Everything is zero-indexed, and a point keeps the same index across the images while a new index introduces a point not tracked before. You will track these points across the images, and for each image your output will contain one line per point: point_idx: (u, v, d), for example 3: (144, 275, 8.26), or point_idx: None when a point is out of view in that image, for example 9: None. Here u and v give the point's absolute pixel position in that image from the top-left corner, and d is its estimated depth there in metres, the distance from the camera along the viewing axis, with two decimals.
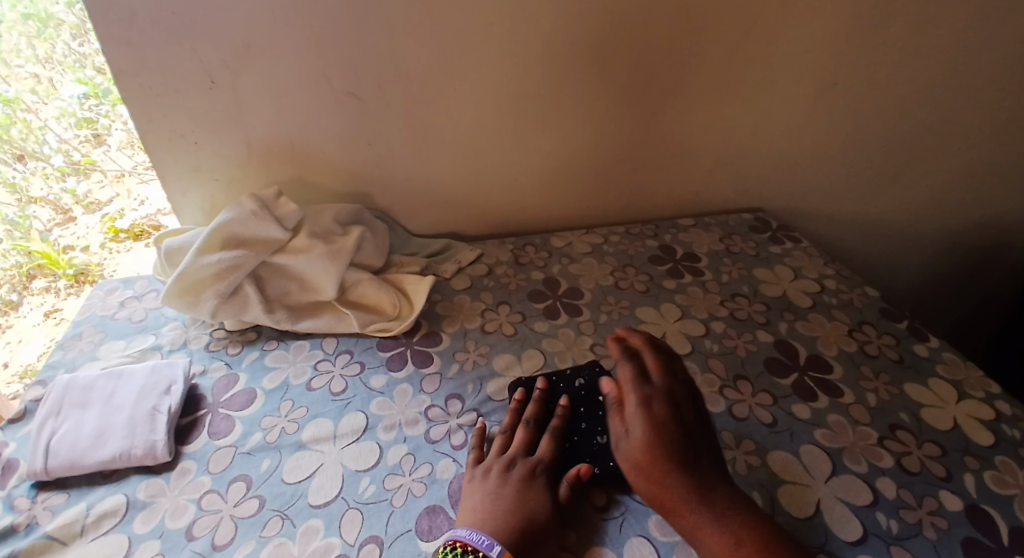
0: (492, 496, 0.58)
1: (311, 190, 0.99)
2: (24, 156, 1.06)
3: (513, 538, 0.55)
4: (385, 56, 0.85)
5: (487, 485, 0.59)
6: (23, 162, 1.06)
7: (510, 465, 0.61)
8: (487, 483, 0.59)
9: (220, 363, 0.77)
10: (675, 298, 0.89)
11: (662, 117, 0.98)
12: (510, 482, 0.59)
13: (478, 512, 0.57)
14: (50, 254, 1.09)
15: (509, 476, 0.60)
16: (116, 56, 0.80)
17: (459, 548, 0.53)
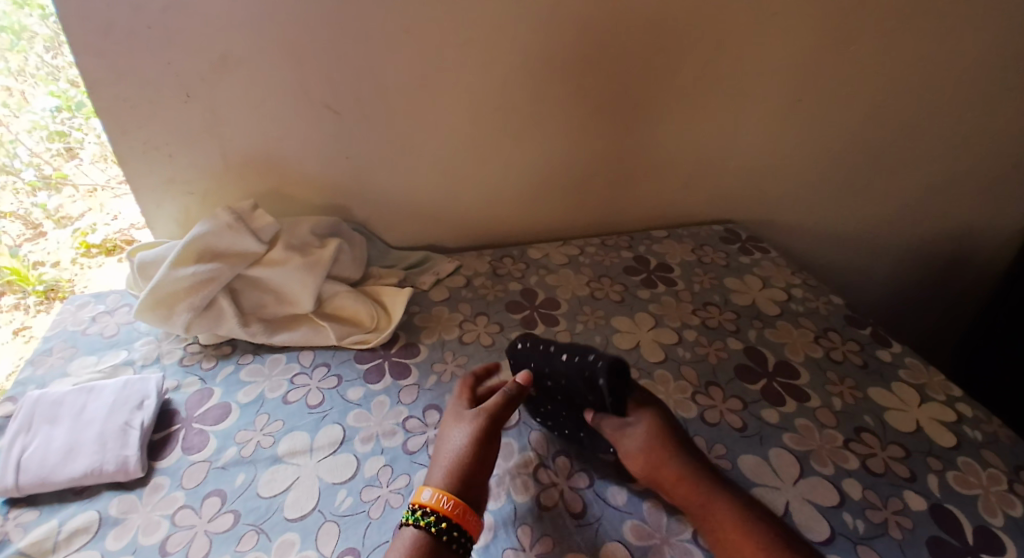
0: (456, 451, 0.61)
1: (288, 203, 0.99)
2: None
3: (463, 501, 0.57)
4: (362, 71, 0.87)
5: (453, 442, 0.62)
6: None
7: (474, 419, 0.63)
8: (453, 440, 0.62)
9: (194, 378, 0.76)
10: (649, 307, 0.91)
11: (635, 131, 1.01)
12: (473, 433, 0.62)
13: (443, 470, 0.60)
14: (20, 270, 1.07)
15: (472, 428, 0.62)
16: (90, 68, 0.80)
17: (422, 511, 0.56)
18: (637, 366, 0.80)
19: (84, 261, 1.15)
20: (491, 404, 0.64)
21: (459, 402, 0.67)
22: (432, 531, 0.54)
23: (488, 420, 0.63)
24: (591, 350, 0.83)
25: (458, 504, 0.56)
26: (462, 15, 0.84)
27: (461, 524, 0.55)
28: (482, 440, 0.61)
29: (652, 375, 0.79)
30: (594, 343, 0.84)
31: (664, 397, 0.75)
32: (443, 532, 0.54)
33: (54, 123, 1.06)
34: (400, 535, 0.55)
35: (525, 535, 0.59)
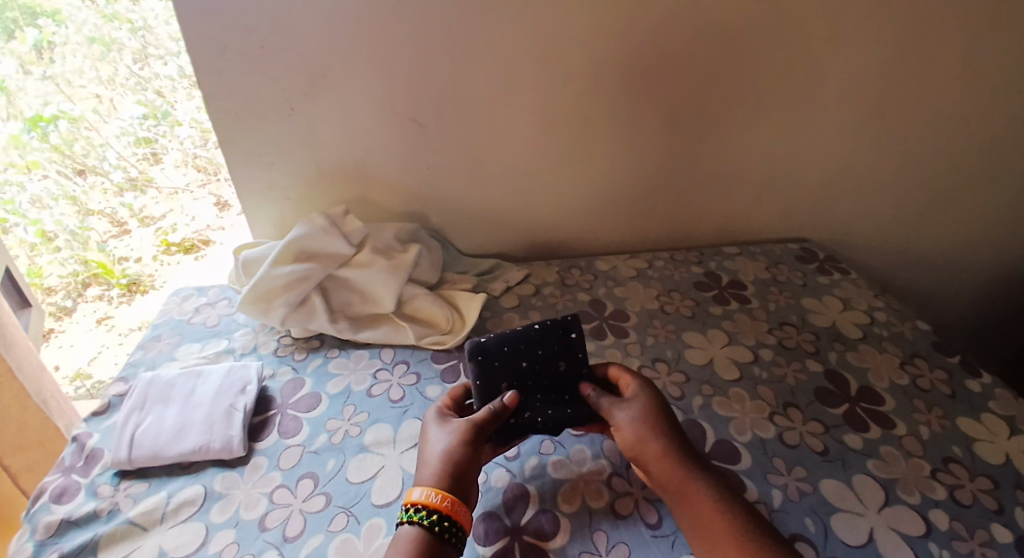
0: (443, 455, 0.61)
1: (372, 209, 1.04)
2: (85, 171, 1.30)
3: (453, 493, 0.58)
4: (448, 86, 0.91)
5: (439, 444, 0.62)
6: (83, 176, 1.30)
7: (458, 425, 0.63)
8: (437, 445, 0.62)
9: (287, 367, 0.82)
10: (721, 323, 0.91)
11: (709, 147, 1.01)
12: (458, 440, 0.62)
13: (431, 471, 0.60)
14: (105, 264, 1.35)
15: (456, 435, 0.62)
16: (207, 84, 0.88)
17: (413, 510, 0.56)
18: (712, 383, 0.80)
19: (163, 256, 1.40)
20: (478, 415, 0.64)
21: (441, 408, 0.68)
22: (426, 526, 0.55)
23: (473, 429, 0.63)
24: (663, 364, 0.83)
25: (447, 497, 0.57)
26: (545, 34, 0.88)
27: (451, 516, 0.56)
28: (469, 446, 0.61)
29: (727, 392, 0.78)
30: (666, 357, 0.85)
31: (740, 415, 0.75)
32: (435, 524, 0.55)
33: (142, 129, 1.29)
34: (398, 534, 0.56)
35: (601, 540, 0.60)
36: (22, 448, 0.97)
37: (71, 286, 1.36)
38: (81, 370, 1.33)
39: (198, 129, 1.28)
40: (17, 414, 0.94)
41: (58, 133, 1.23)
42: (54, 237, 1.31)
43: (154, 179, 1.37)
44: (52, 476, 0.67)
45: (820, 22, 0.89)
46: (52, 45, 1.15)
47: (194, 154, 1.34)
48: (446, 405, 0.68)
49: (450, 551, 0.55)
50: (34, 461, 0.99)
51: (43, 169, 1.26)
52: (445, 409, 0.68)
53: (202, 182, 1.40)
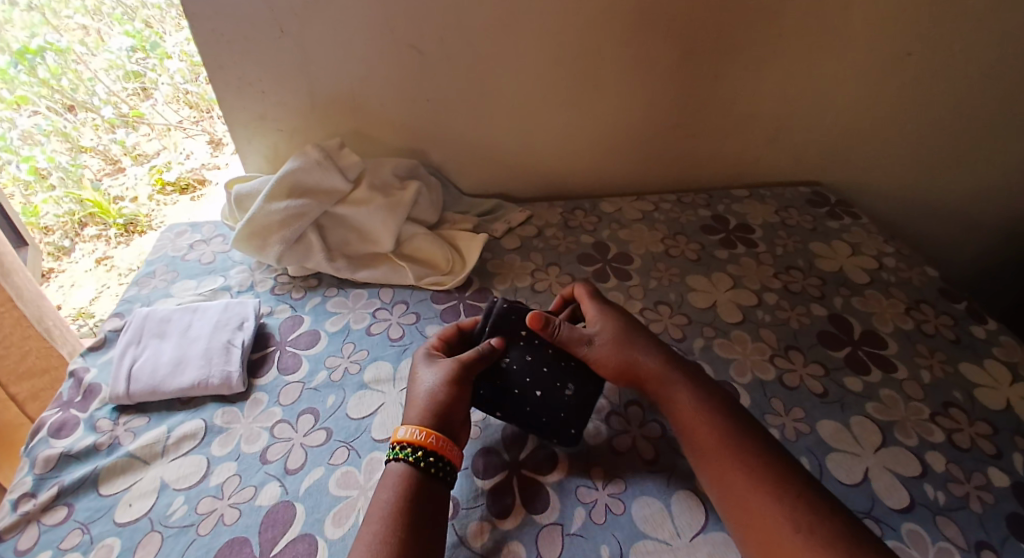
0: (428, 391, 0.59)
1: (369, 144, 1.00)
2: (74, 107, 1.30)
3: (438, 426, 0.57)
4: (448, 10, 0.85)
5: (425, 383, 0.60)
6: (73, 112, 1.31)
7: (446, 365, 0.61)
8: (426, 380, 0.60)
9: (286, 306, 0.81)
10: (727, 267, 0.89)
11: (724, 82, 0.96)
12: (445, 379, 0.60)
13: (417, 409, 0.59)
14: (100, 202, 1.30)
15: (444, 372, 0.60)
16: (190, 3, 0.83)
17: (399, 448, 0.56)
18: (714, 325, 0.79)
19: (159, 196, 1.37)
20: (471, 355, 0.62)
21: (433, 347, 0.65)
22: (413, 463, 0.54)
23: (463, 369, 0.60)
24: (665, 306, 0.82)
25: (432, 434, 0.56)
26: None
27: (438, 452, 0.55)
28: (455, 386, 0.60)
29: (729, 335, 0.78)
30: (669, 300, 0.83)
31: (741, 357, 0.74)
32: (429, 464, 0.54)
33: (129, 62, 1.32)
34: (387, 472, 0.55)
35: (597, 475, 0.60)
36: (27, 375, 0.98)
37: (68, 227, 1.30)
38: (83, 309, 1.24)
39: (187, 60, 1.34)
40: (19, 342, 0.93)
41: (45, 66, 1.21)
42: (48, 174, 1.27)
43: (145, 115, 1.38)
44: (51, 411, 0.67)
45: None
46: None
47: (185, 90, 1.38)
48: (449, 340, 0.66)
49: (444, 487, 0.55)
50: (39, 388, 1.00)
51: (33, 105, 1.25)
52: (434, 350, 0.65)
53: (195, 118, 1.43)
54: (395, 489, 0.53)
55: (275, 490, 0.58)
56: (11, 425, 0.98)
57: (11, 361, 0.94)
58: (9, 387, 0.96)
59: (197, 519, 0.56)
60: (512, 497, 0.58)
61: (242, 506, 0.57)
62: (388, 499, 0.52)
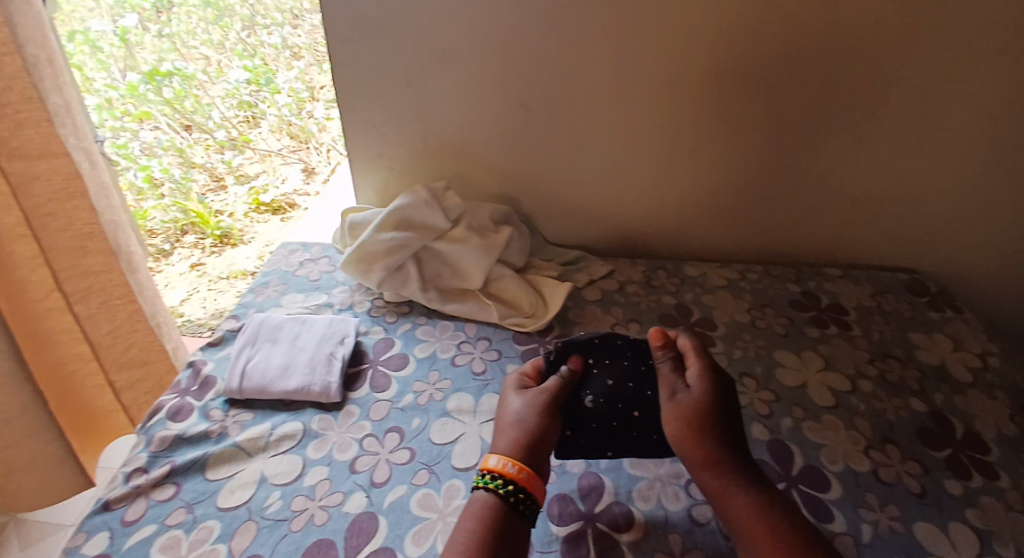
0: (518, 421, 0.61)
1: (468, 187, 1.08)
2: (191, 127, 1.56)
3: (527, 457, 0.59)
4: (558, 74, 0.93)
5: (515, 412, 0.62)
6: (189, 132, 1.56)
7: (536, 395, 0.63)
8: (513, 411, 0.63)
9: (379, 327, 0.87)
10: (818, 347, 0.88)
11: (819, 160, 0.97)
12: (535, 410, 0.62)
13: (505, 440, 0.61)
14: (202, 214, 1.50)
15: (532, 405, 0.62)
16: (336, 54, 0.94)
17: (489, 476, 0.57)
18: (804, 407, 0.78)
19: (253, 214, 1.55)
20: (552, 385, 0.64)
21: (523, 376, 0.68)
22: (502, 495, 0.56)
23: (551, 398, 0.63)
24: (752, 380, 0.82)
25: (524, 469, 0.57)
26: (664, 30, 0.87)
27: (526, 488, 0.57)
28: (546, 416, 0.62)
29: (820, 419, 0.76)
30: (756, 373, 0.83)
31: (833, 443, 0.72)
32: (517, 499, 0.56)
33: (244, 92, 1.57)
34: (472, 499, 0.57)
35: (673, 540, 0.60)
36: (127, 365, 1.02)
37: (171, 232, 1.51)
38: (175, 307, 1.41)
39: (294, 96, 1.58)
40: (127, 335, 0.99)
41: (170, 88, 1.51)
42: (160, 184, 1.51)
43: (251, 141, 1.60)
44: (170, 396, 0.74)
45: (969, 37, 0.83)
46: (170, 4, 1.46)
47: (289, 121, 1.60)
48: (527, 374, 0.68)
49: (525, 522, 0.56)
50: (136, 379, 1.04)
51: (153, 121, 1.51)
52: (524, 377, 0.67)
53: (294, 148, 1.62)
54: (481, 521, 0.54)
55: (361, 500, 0.61)
56: (103, 411, 1.04)
57: (117, 351, 0.99)
58: (111, 374, 1.00)
59: (289, 516, 0.60)
60: (586, 549, 0.59)
61: (330, 509, 0.60)
62: (474, 530, 0.54)
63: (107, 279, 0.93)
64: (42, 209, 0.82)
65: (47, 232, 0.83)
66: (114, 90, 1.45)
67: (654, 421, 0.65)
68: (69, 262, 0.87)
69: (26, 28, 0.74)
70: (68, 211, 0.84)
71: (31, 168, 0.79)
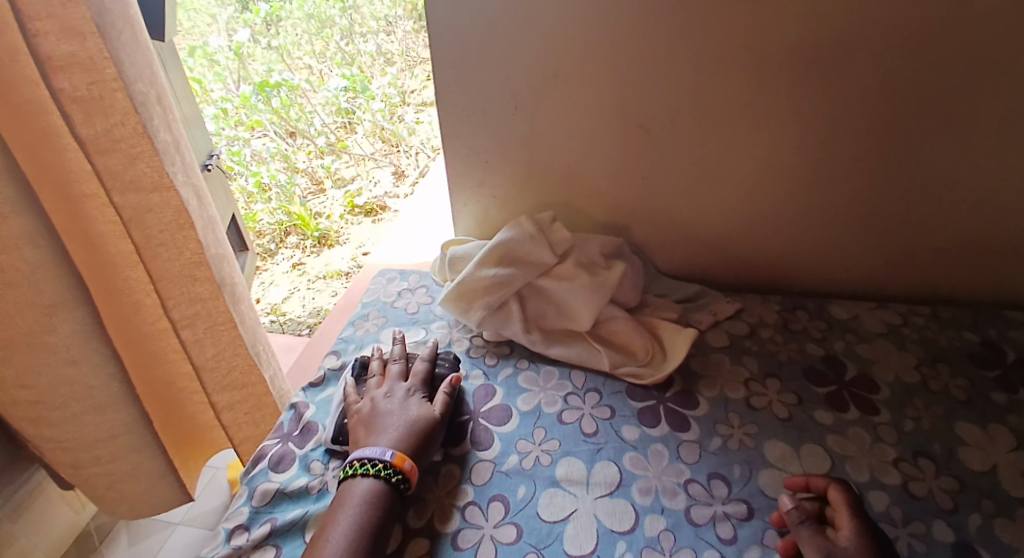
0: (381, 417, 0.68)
1: (573, 216, 0.99)
2: (295, 133, 1.65)
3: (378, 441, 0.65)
4: (688, 91, 0.82)
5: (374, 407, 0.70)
6: (293, 138, 1.66)
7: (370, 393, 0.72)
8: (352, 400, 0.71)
9: (479, 372, 0.81)
10: (1010, 420, 0.71)
11: (1011, 185, 0.80)
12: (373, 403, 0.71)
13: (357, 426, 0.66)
14: (303, 217, 1.55)
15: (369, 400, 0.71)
16: (443, 79, 0.89)
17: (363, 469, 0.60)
18: (997, 500, 0.62)
19: (348, 215, 1.62)
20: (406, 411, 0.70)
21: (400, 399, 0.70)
22: (379, 480, 0.59)
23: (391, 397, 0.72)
24: (928, 461, 0.66)
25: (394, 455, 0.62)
26: (824, 37, 0.74)
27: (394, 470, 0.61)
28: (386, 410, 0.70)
29: (1020, 518, 0.60)
30: (932, 452, 0.67)
31: None
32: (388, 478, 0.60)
33: (344, 100, 1.62)
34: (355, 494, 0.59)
35: None
36: (229, 387, 0.89)
37: (276, 233, 1.57)
38: (277, 305, 1.47)
39: (387, 101, 1.63)
40: (229, 358, 0.86)
41: (278, 98, 1.58)
42: (268, 189, 1.60)
43: (348, 146, 1.68)
44: (273, 441, 0.72)
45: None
46: (279, 18, 1.47)
47: (382, 126, 1.65)
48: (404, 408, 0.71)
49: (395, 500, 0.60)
50: (236, 401, 0.90)
51: (263, 129, 1.62)
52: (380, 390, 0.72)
53: (385, 151, 1.69)
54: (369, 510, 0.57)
55: None
56: (204, 426, 0.97)
57: (220, 375, 0.87)
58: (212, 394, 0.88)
59: None
60: None
61: None
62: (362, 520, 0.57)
63: (213, 305, 0.80)
64: (154, 241, 0.72)
65: (157, 263, 0.73)
66: (229, 101, 1.55)
67: None
68: (177, 290, 0.77)
69: (133, 67, 0.65)
70: (178, 241, 0.73)
71: (144, 202, 0.69)
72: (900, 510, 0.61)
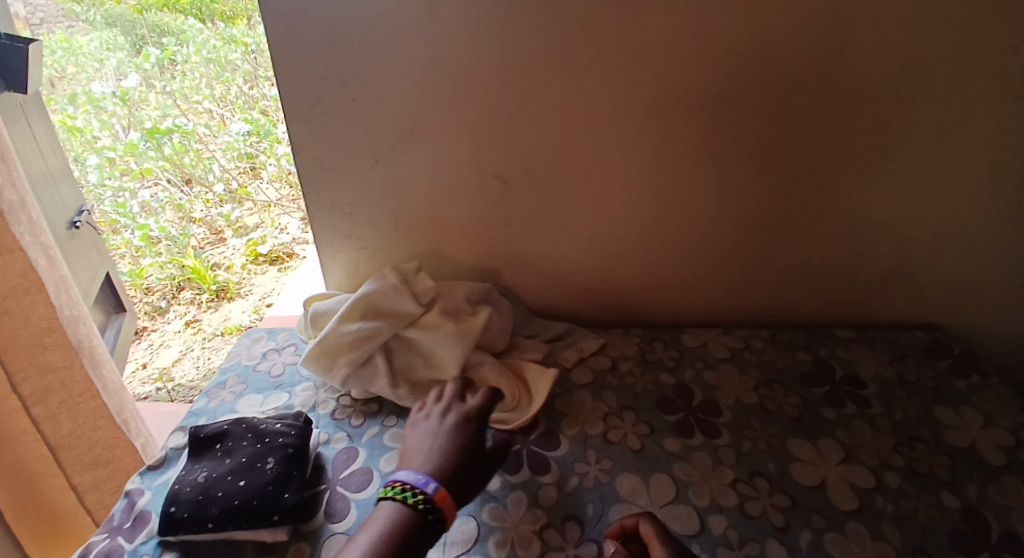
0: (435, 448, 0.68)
1: (444, 264, 1.00)
2: (191, 180, 1.66)
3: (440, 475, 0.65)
4: (538, 142, 0.86)
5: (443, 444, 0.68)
6: (190, 186, 1.67)
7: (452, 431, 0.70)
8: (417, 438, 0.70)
9: (343, 434, 0.77)
10: (835, 433, 0.78)
11: (823, 218, 0.91)
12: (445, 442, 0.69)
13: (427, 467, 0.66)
14: (198, 268, 1.58)
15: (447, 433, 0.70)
16: (297, 134, 0.87)
17: (402, 490, 0.62)
18: (824, 513, 0.68)
19: (251, 265, 1.67)
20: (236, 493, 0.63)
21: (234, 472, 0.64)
22: (412, 504, 0.61)
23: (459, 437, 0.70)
24: (763, 480, 0.71)
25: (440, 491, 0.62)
26: (651, 93, 0.81)
27: (433, 500, 0.61)
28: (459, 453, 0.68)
29: (843, 529, 0.66)
30: (767, 471, 0.72)
31: None
32: (414, 499, 0.61)
33: (245, 144, 1.62)
34: (380, 513, 0.60)
35: None
36: (91, 466, 0.96)
37: (167, 289, 1.61)
38: (165, 371, 1.49)
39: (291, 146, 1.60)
40: (90, 432, 0.94)
41: (171, 144, 1.60)
42: (156, 242, 1.60)
43: (250, 193, 1.70)
44: (99, 536, 0.64)
45: (979, 80, 0.78)
46: (175, 61, 1.50)
47: (287, 171, 1.67)
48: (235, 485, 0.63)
49: (424, 524, 0.60)
50: (100, 480, 0.97)
51: (155, 176, 1.62)
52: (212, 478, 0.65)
53: (291, 197, 1.73)
54: (384, 529, 0.58)
55: None
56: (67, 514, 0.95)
57: (79, 451, 0.93)
58: (73, 476, 0.93)
59: None
60: None
61: None
62: (368, 540, 0.57)
63: (65, 374, 0.87)
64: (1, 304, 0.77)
65: (9, 331, 0.78)
66: (115, 150, 1.56)
67: (261, 511, 0.62)
68: (25, 361, 0.81)
69: None
70: (25, 305, 0.80)
71: None
72: (737, 532, 0.65)
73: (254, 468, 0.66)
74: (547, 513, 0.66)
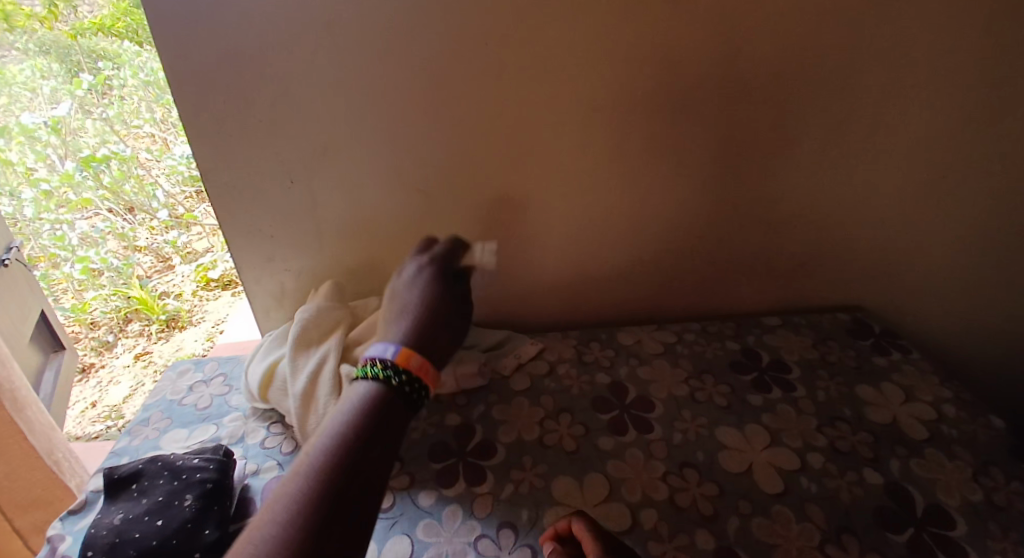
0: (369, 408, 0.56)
1: (375, 280, 0.99)
2: (133, 209, 1.65)
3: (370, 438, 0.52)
4: (454, 152, 0.86)
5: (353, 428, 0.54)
6: (133, 213, 1.66)
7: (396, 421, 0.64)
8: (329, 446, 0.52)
9: (273, 462, 0.75)
10: (762, 418, 0.81)
11: (738, 211, 0.94)
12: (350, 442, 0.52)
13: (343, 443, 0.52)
14: (145, 300, 1.59)
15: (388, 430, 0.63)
16: (206, 159, 0.86)
17: (377, 366, 0.57)
18: (751, 499, 0.69)
19: (202, 292, 1.66)
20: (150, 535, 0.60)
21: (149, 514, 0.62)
22: (384, 379, 0.56)
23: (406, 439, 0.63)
24: (692, 471, 0.73)
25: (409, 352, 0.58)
26: (559, 99, 0.83)
27: (410, 372, 0.57)
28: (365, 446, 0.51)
29: (769, 513, 0.68)
30: (696, 462, 0.74)
31: (784, 543, 0.64)
32: (392, 377, 0.56)
33: (186, 167, 1.61)
34: (356, 388, 0.56)
35: None
36: (29, 508, 1.10)
37: (113, 322, 1.61)
38: (116, 407, 1.45)
39: None
40: (25, 474, 1.06)
41: (109, 172, 1.58)
42: (98, 274, 1.62)
43: (196, 218, 1.68)
44: None
45: (865, 67, 0.81)
46: (111, 87, 1.44)
47: None
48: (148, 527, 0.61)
49: (399, 396, 0.56)
50: (40, 522, 1.11)
51: (94, 207, 1.62)
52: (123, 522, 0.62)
53: None
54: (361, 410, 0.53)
55: None
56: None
57: (14, 494, 1.07)
58: (14, 520, 1.08)
59: None
60: None
61: None
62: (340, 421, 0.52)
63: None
64: None
65: None
66: (50, 179, 1.55)
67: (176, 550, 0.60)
68: None
69: None
70: None
71: None
72: (666, 525, 0.67)
73: (170, 505, 0.63)
74: (481, 525, 0.67)
